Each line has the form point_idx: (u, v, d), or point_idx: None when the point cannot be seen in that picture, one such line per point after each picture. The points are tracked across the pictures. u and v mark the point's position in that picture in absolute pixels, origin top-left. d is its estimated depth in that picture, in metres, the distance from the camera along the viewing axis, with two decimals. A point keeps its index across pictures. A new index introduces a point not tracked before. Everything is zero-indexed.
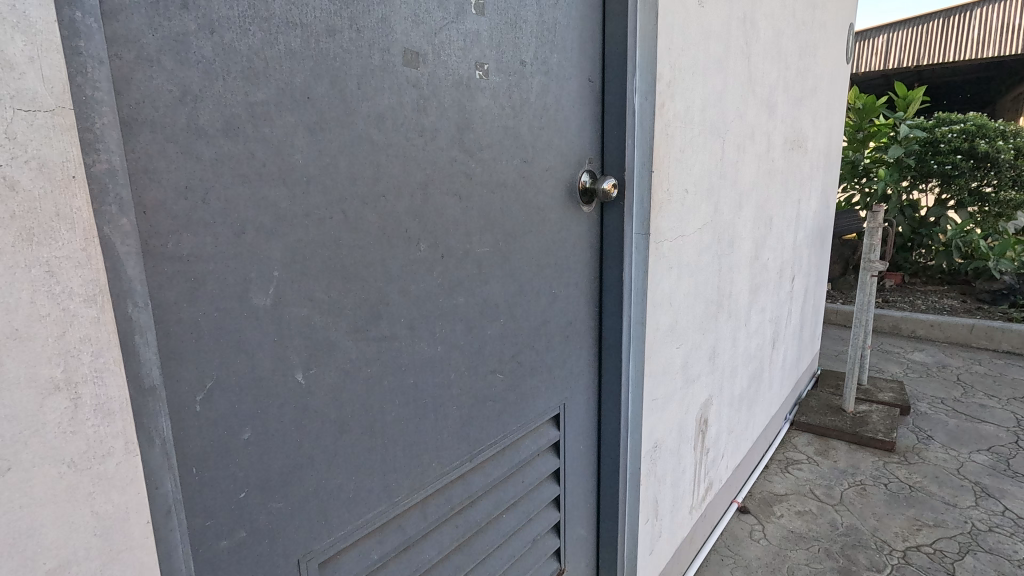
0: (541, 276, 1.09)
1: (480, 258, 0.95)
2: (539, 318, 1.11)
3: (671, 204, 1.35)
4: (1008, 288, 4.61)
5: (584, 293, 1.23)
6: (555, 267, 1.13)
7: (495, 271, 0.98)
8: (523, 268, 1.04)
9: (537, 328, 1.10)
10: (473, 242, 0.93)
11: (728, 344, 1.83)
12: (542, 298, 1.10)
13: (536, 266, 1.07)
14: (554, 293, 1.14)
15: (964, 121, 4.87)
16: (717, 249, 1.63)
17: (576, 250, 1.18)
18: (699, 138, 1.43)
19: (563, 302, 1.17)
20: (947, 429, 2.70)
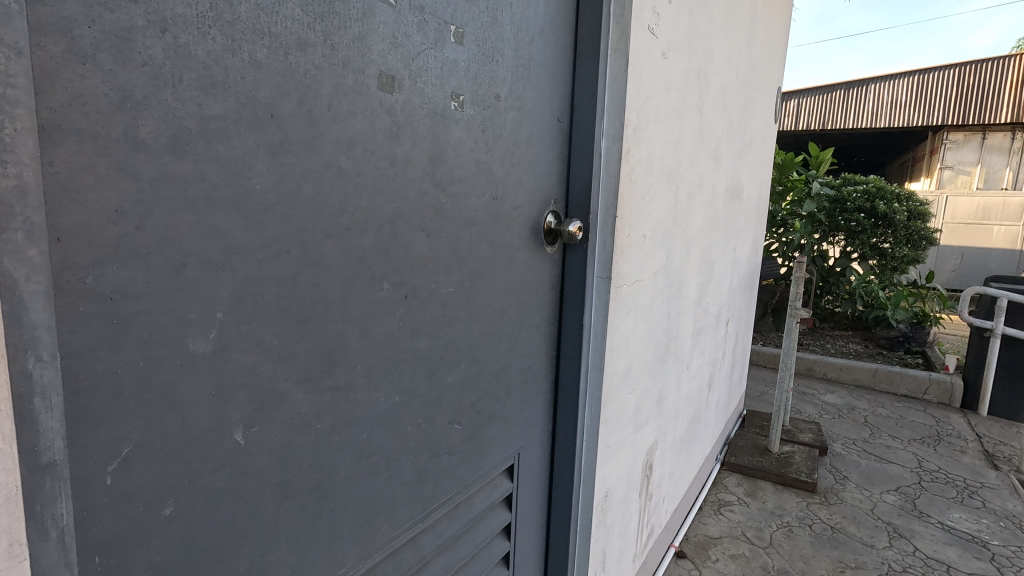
0: (504, 318, 1.04)
1: (445, 299, 0.88)
2: (500, 363, 1.05)
3: (631, 248, 1.34)
4: (904, 335, 5.06)
5: (544, 337, 1.19)
6: (517, 309, 1.07)
7: (460, 312, 0.92)
8: (487, 310, 0.98)
9: (497, 373, 1.04)
10: (440, 281, 0.86)
11: (673, 387, 1.84)
12: (504, 342, 1.04)
13: (500, 308, 1.02)
14: (516, 337, 1.08)
15: (866, 183, 5.38)
16: (668, 294, 1.65)
17: (539, 291, 1.14)
18: (657, 184, 1.44)
19: (524, 345, 1.12)
20: (861, 469, 2.87)
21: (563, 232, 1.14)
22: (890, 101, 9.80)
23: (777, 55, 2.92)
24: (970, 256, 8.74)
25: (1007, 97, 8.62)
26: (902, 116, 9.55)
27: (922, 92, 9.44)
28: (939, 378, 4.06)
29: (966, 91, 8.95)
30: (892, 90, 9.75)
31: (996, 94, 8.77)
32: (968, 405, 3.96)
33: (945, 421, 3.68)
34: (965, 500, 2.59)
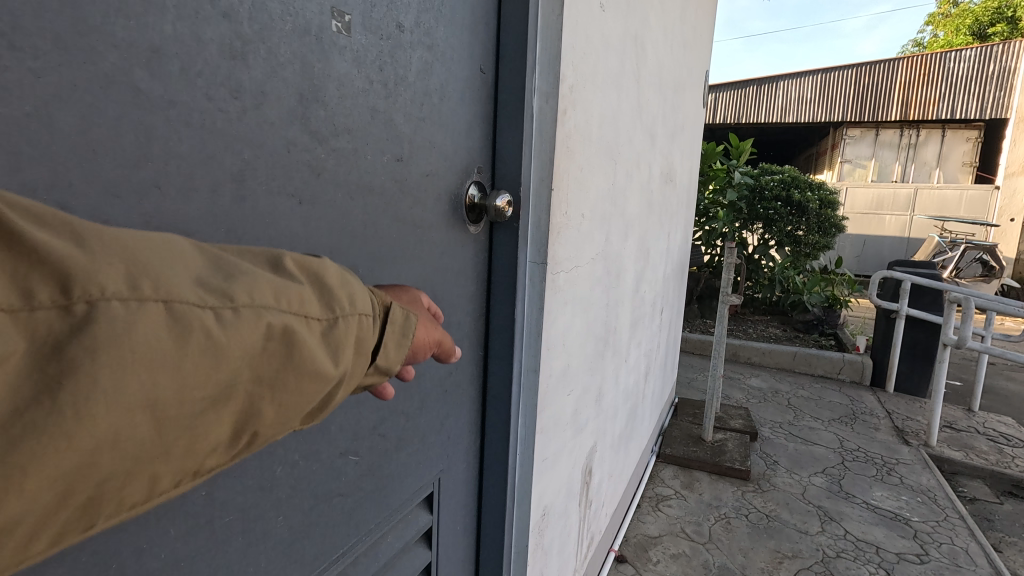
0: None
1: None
2: (416, 369, 0.84)
3: (569, 229, 1.13)
4: (818, 318, 5.35)
5: (469, 334, 0.99)
6: (435, 303, 0.87)
7: (359, 308, 0.70)
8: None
9: (411, 383, 0.83)
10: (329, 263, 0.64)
11: (611, 383, 1.69)
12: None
13: (415, 300, 0.82)
14: (434, 338, 0.88)
15: (781, 172, 5.55)
16: (607, 282, 1.48)
17: (462, 281, 0.94)
18: (596, 156, 1.25)
19: (446, 347, 0.92)
20: (789, 453, 2.89)
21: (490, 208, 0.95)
22: (796, 97, 10.31)
23: (706, 35, 2.84)
24: (871, 243, 9.48)
25: (898, 96, 9.33)
26: (807, 112, 10.09)
27: (825, 89, 10.02)
28: (852, 359, 4.25)
29: (863, 89, 9.58)
30: (799, 87, 10.27)
31: (888, 92, 9.47)
32: (878, 383, 4.17)
33: (858, 399, 3.85)
34: (884, 477, 2.66)
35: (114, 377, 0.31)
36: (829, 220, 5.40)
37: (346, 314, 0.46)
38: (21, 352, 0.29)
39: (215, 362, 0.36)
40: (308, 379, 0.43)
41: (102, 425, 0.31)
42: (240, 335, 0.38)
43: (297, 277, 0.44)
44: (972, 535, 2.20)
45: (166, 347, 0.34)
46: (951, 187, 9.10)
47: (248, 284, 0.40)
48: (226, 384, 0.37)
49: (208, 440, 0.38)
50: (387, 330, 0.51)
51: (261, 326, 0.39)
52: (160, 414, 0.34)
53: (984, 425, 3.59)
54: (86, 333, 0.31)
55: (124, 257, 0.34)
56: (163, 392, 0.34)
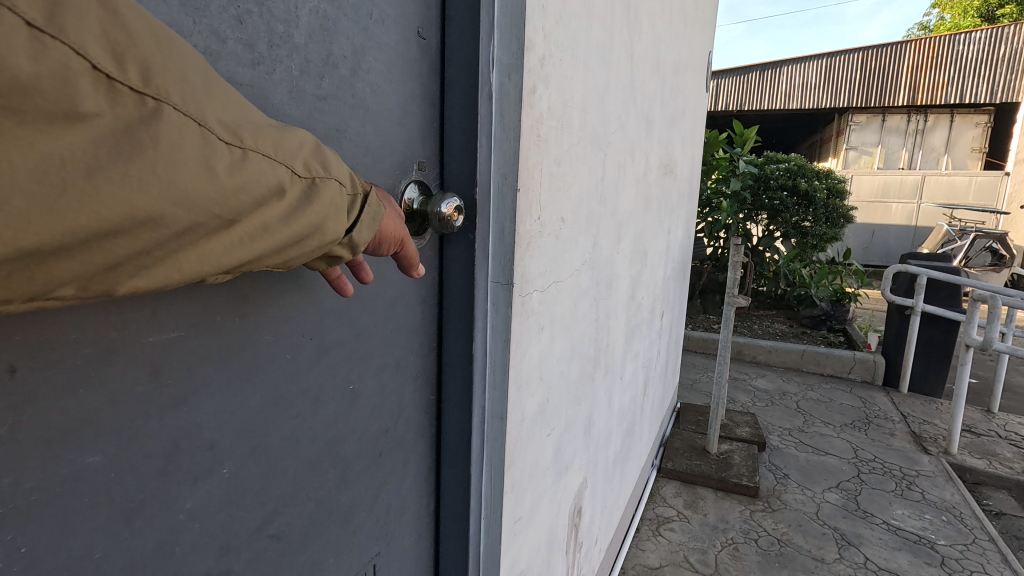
0: (331, 363, 0.62)
1: (172, 348, 0.45)
2: (330, 435, 0.63)
3: (541, 238, 0.90)
4: (826, 314, 5.05)
5: (413, 377, 0.77)
6: (357, 345, 0.66)
7: (219, 372, 0.49)
8: (287, 356, 0.56)
9: (321, 455, 0.62)
10: (149, 312, 0.43)
11: (603, 408, 1.47)
12: (331, 403, 0.63)
13: (323, 346, 0.60)
14: (358, 389, 0.67)
15: (787, 160, 5.29)
16: (595, 294, 1.26)
17: (398, 311, 0.73)
18: (578, 147, 1.02)
19: (378, 398, 0.71)
20: (800, 465, 2.68)
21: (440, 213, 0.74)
22: (800, 83, 10.00)
23: (708, 11, 2.60)
24: (879, 234, 9.19)
25: (905, 80, 9.02)
26: (812, 98, 9.78)
27: (829, 74, 9.70)
28: (863, 357, 4.03)
29: (869, 74, 9.27)
30: (802, 73, 9.96)
31: (895, 77, 9.15)
32: (890, 382, 3.96)
33: (871, 401, 3.63)
34: (905, 492, 2.46)
35: (153, 168, 0.34)
36: (838, 210, 5.15)
37: (326, 177, 0.46)
38: (100, 117, 0.32)
39: (228, 186, 0.38)
40: (298, 234, 0.44)
41: (133, 197, 0.33)
42: (255, 170, 0.40)
43: (309, 143, 0.46)
44: (1005, 562, 2.00)
45: (193, 157, 0.36)
46: (960, 174, 8.82)
47: (267, 135, 0.41)
48: (238, 206, 0.39)
49: (210, 259, 0.39)
50: (362, 214, 0.51)
51: (269, 169, 0.41)
52: (182, 214, 0.35)
53: (1005, 428, 3.38)
54: (148, 125, 0.34)
55: (181, 72, 0.37)
56: (188, 191, 0.35)
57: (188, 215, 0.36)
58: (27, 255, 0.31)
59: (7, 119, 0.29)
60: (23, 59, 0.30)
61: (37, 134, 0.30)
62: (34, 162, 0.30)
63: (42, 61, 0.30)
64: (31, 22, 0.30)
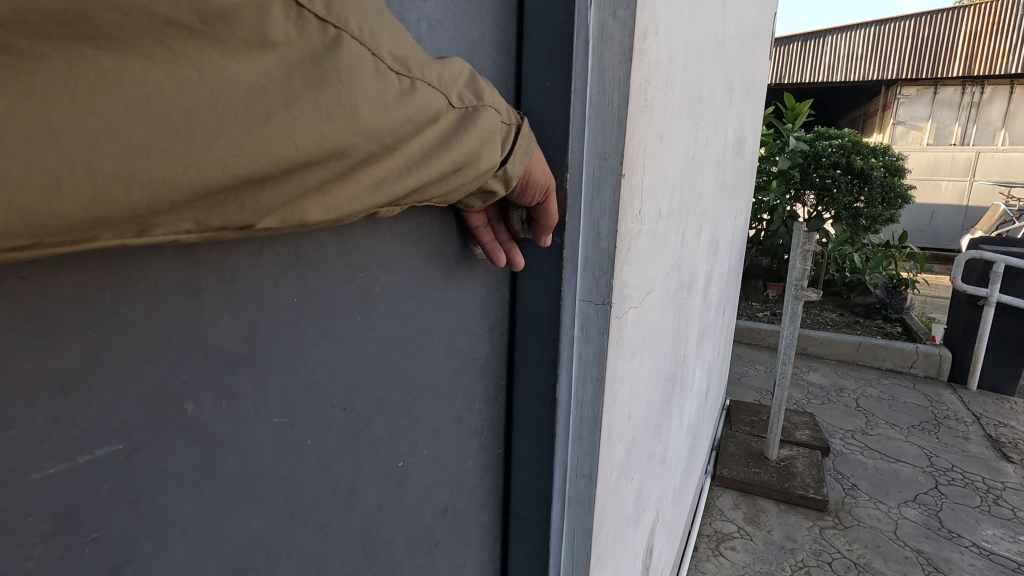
0: (375, 436, 0.42)
1: (105, 471, 0.25)
2: (374, 537, 0.44)
3: (640, 238, 0.67)
4: (881, 302, 4.67)
5: (477, 429, 0.57)
6: (407, 402, 0.46)
7: (197, 491, 0.29)
8: (311, 441, 0.36)
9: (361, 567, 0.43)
10: (58, 415, 0.24)
11: (676, 429, 1.26)
12: (374, 493, 0.43)
13: (362, 413, 0.41)
14: (410, 463, 0.47)
15: (841, 135, 4.86)
16: (679, 299, 1.04)
17: (461, 346, 0.52)
18: (678, 117, 0.79)
19: (436, 469, 0.51)
20: (868, 473, 2.43)
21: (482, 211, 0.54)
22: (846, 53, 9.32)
23: None
24: (941, 214, 8.42)
25: (962, 42, 8.14)
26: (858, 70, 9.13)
27: (880, 39, 8.81)
28: (927, 350, 3.71)
29: (922, 40, 8.41)
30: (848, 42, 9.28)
31: (952, 38, 8.21)
32: (957, 379, 3.63)
33: (938, 399, 3.34)
34: (992, 509, 2.20)
35: (343, 100, 0.26)
36: (897, 189, 4.71)
37: (484, 106, 0.37)
38: (290, 47, 0.25)
39: (398, 111, 0.30)
40: (464, 169, 0.36)
41: (328, 128, 0.26)
42: (428, 103, 0.32)
43: (462, 71, 0.38)
44: None
45: (376, 84, 0.29)
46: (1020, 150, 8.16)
47: (430, 61, 0.34)
48: (416, 146, 0.32)
49: (385, 203, 0.32)
50: (516, 143, 0.41)
51: (438, 102, 0.34)
52: (365, 144, 0.28)
53: None
54: (334, 53, 0.26)
55: None
56: (375, 126, 0.28)
57: (371, 156, 0.29)
58: (221, 199, 0.24)
59: (175, 34, 0.21)
60: None
61: (212, 53, 0.22)
62: (214, 90, 0.22)
63: None
64: None
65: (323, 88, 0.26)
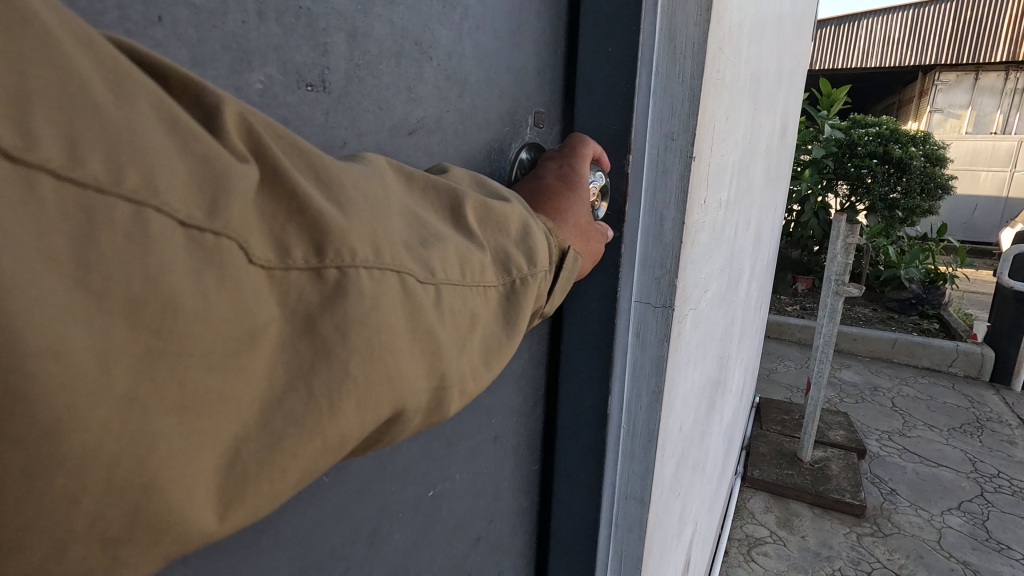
0: (402, 468, 0.37)
1: None
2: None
3: (702, 230, 0.60)
4: (917, 297, 4.51)
5: (517, 444, 0.51)
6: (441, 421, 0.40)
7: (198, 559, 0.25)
8: (328, 476, 0.31)
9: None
10: None
11: (716, 433, 1.18)
12: (402, 530, 0.38)
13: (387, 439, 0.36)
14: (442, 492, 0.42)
15: (879, 123, 4.65)
16: (728, 296, 0.96)
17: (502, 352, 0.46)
18: (742, 94, 0.71)
19: (471, 496, 0.45)
20: (908, 477, 2.32)
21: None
22: None
23: None
24: (984, 207, 7.75)
25: None
26: None
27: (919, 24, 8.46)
28: (967, 349, 3.56)
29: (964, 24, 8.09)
30: None
31: None
32: (999, 379, 3.46)
33: (980, 401, 3.18)
34: None
35: (365, 373, 0.20)
36: (937, 179, 4.47)
37: (538, 268, 0.31)
38: (276, 329, 0.18)
39: (433, 338, 0.23)
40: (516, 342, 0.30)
41: (350, 419, 0.20)
42: (467, 299, 0.26)
43: (513, 223, 0.30)
44: None
45: (405, 318, 0.22)
46: None
47: (469, 245, 0.27)
48: (458, 361, 0.25)
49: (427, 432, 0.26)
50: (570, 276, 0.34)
51: (481, 290, 0.27)
52: (398, 403, 0.22)
53: None
54: (344, 308, 0.20)
55: (363, 195, 0.22)
56: (408, 379, 0.22)
57: (405, 407, 0.22)
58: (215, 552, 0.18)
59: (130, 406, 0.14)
60: (170, 281, 0.15)
61: (189, 399, 0.15)
62: (197, 438, 0.16)
63: (205, 282, 0.16)
64: (182, 221, 0.16)
65: (382, 365, 0.21)
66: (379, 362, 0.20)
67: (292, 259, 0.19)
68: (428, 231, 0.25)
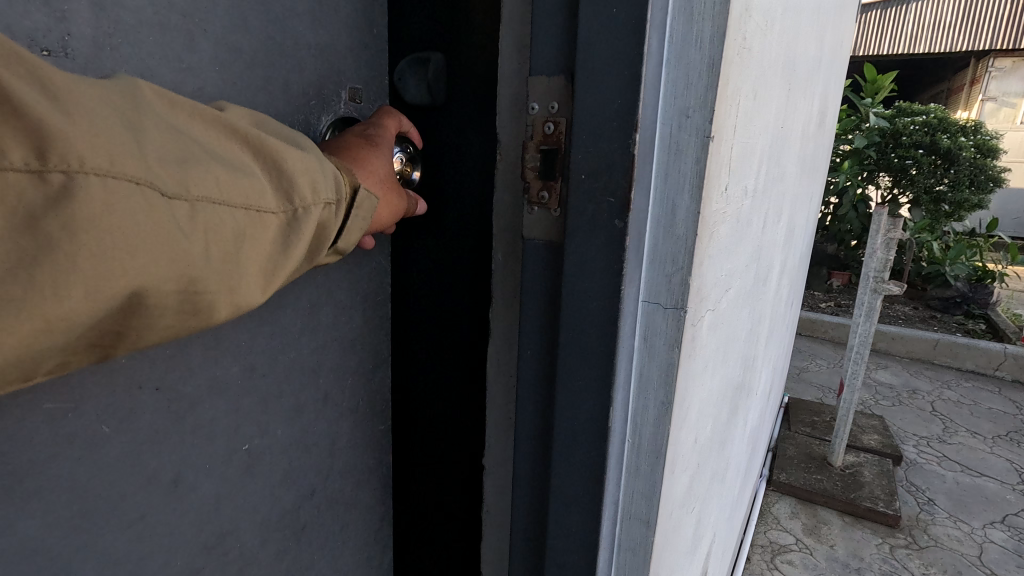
0: (203, 423, 0.45)
1: None
2: (214, 525, 0.47)
3: (723, 225, 0.53)
4: (962, 296, 4.27)
5: (353, 404, 0.59)
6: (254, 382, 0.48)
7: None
8: (108, 427, 0.39)
9: (193, 544, 0.46)
10: None
11: (739, 440, 1.11)
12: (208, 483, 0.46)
13: (185, 395, 0.43)
14: (258, 448, 0.50)
15: (926, 111, 4.43)
16: (753, 295, 0.88)
17: (327, 317, 0.53)
18: (773, 72, 0.63)
19: (296, 451, 0.53)
20: (947, 486, 2.19)
21: (527, 182, 0.49)
22: None
23: None
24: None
25: None
26: None
27: None
28: (1016, 352, 3.35)
29: None
30: None
31: None
32: None
33: None
34: None
35: (82, 257, 0.27)
36: (988, 172, 4.27)
37: (316, 204, 0.37)
38: None
39: (174, 247, 0.30)
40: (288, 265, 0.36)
41: (71, 292, 0.27)
42: (221, 221, 0.32)
43: (296, 163, 0.36)
44: None
45: (139, 224, 0.28)
46: None
47: (231, 176, 0.33)
48: (217, 266, 0.32)
49: (191, 323, 0.33)
50: (358, 220, 0.41)
51: (241, 214, 0.33)
52: (125, 290, 0.28)
53: None
54: (59, 206, 0.26)
55: (100, 124, 0.28)
56: (139, 272, 0.29)
57: (142, 295, 0.29)
58: None
59: None
60: None
61: None
62: None
63: None
64: None
65: (103, 258, 0.27)
66: (99, 253, 0.27)
67: (12, 161, 0.26)
68: (184, 155, 0.31)
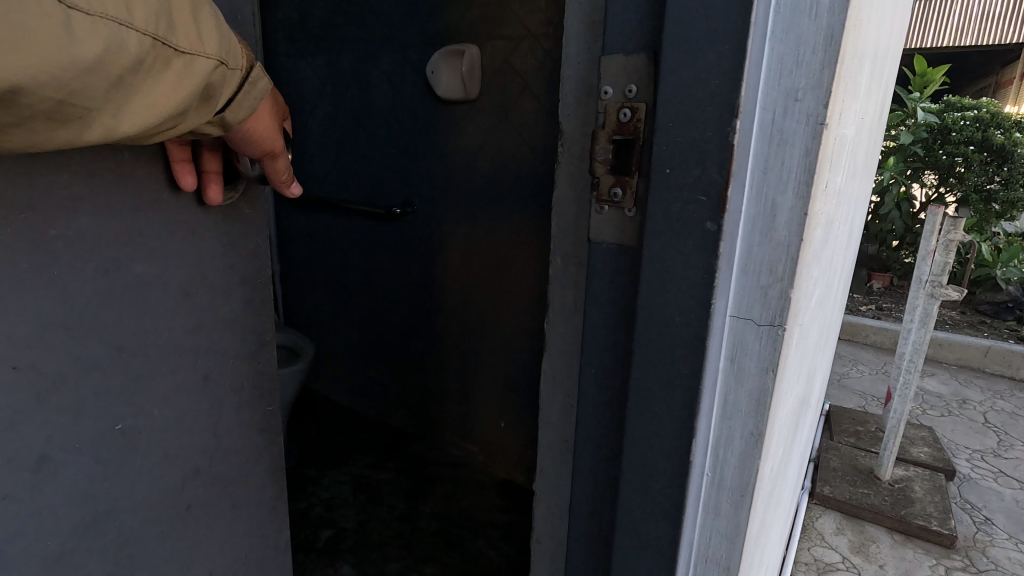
0: (70, 398, 0.45)
1: None
2: (87, 507, 0.47)
3: (818, 232, 0.47)
4: (1013, 300, 4.06)
5: (238, 383, 0.63)
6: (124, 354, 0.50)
7: None
8: None
9: (64, 523, 0.46)
10: None
11: (797, 458, 1.03)
12: (94, 458, 0.48)
13: (49, 374, 0.43)
14: (134, 427, 0.51)
15: (979, 104, 4.15)
16: (824, 304, 0.82)
17: (196, 303, 0.56)
18: (864, 61, 0.57)
19: (174, 431, 0.55)
20: (1005, 505, 2.06)
21: (596, 177, 0.44)
22: None
23: None
24: None
25: None
26: None
27: None
28: None
29: None
30: None
31: None
32: None
33: None
34: None
35: None
36: None
37: (200, 52, 0.42)
38: None
39: (61, 46, 0.33)
40: (172, 105, 0.41)
41: None
42: (107, 37, 0.35)
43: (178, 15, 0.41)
44: None
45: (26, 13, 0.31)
46: None
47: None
48: (100, 81, 0.36)
49: (73, 127, 0.37)
50: (236, 92, 0.47)
51: (127, 36, 0.37)
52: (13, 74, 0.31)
53: None
54: None
55: None
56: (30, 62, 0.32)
57: (28, 86, 0.32)
58: None
59: None
60: None
61: None
62: None
63: None
64: None
65: None
66: None
67: None
68: None
